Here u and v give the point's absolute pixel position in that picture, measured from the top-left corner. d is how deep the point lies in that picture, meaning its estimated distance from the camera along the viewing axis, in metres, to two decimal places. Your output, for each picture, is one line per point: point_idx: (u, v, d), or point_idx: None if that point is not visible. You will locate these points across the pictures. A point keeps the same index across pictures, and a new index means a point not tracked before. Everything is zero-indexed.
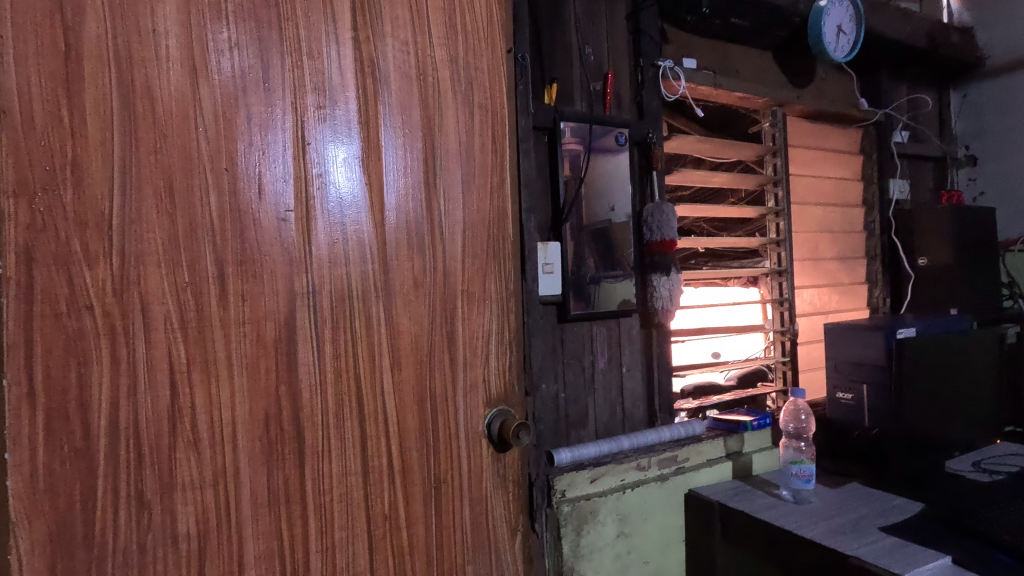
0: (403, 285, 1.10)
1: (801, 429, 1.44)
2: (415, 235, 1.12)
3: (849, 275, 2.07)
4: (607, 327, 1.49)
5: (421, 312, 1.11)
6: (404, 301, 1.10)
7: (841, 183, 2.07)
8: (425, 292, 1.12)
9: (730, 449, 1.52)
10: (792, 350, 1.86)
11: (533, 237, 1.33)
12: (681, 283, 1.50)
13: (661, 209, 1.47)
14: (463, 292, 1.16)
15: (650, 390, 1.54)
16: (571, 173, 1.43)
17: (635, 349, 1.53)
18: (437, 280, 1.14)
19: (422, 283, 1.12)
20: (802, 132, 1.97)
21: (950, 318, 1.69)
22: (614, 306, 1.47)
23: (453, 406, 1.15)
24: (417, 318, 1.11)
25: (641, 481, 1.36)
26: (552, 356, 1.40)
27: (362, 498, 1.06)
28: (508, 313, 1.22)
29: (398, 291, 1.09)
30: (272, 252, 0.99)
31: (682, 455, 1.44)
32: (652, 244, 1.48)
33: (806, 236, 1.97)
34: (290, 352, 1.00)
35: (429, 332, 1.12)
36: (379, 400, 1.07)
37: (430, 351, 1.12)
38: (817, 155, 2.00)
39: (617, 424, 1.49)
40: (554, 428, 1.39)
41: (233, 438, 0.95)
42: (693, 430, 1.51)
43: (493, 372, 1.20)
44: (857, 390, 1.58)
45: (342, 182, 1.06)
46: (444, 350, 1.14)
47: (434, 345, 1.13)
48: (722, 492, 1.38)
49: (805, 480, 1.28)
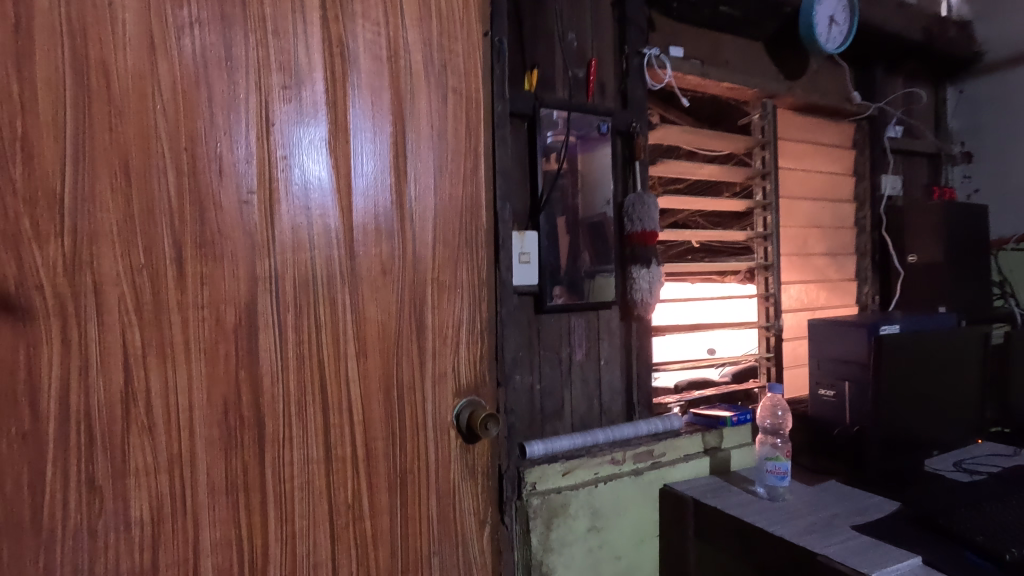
0: (370, 271, 1.08)
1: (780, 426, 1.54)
2: (385, 222, 1.10)
3: (838, 271, 2.04)
4: (586, 319, 1.47)
5: (388, 300, 1.09)
6: (370, 288, 1.08)
7: (832, 178, 2.04)
8: (393, 279, 1.10)
9: (708, 445, 1.50)
10: (778, 347, 1.82)
11: (509, 226, 1.31)
12: (662, 276, 1.48)
13: (644, 200, 1.44)
14: (434, 280, 1.14)
15: (629, 383, 1.52)
16: (551, 161, 1.40)
17: (614, 342, 1.51)
18: (407, 268, 1.11)
19: (391, 270, 1.10)
20: (793, 125, 1.94)
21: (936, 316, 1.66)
22: (592, 297, 1.45)
23: (422, 396, 1.13)
24: (385, 306, 1.09)
25: (615, 475, 1.34)
26: (527, 347, 1.38)
27: (326, 487, 1.04)
28: (481, 303, 1.20)
29: (365, 278, 1.07)
30: (233, 235, 0.97)
31: (658, 449, 1.42)
32: (633, 236, 1.45)
33: (796, 231, 1.94)
34: (251, 338, 0.98)
35: (397, 320, 1.10)
36: (344, 389, 1.05)
37: (398, 340, 1.10)
38: (808, 149, 1.97)
39: (594, 417, 1.47)
40: (528, 420, 1.37)
41: (190, 425, 0.93)
42: (672, 425, 1.49)
43: (464, 361, 1.18)
44: (839, 386, 1.54)
45: (312, 163, 1.04)
46: (413, 339, 1.12)
47: (402, 333, 1.11)
48: (697, 487, 1.36)
49: (779, 477, 1.25)
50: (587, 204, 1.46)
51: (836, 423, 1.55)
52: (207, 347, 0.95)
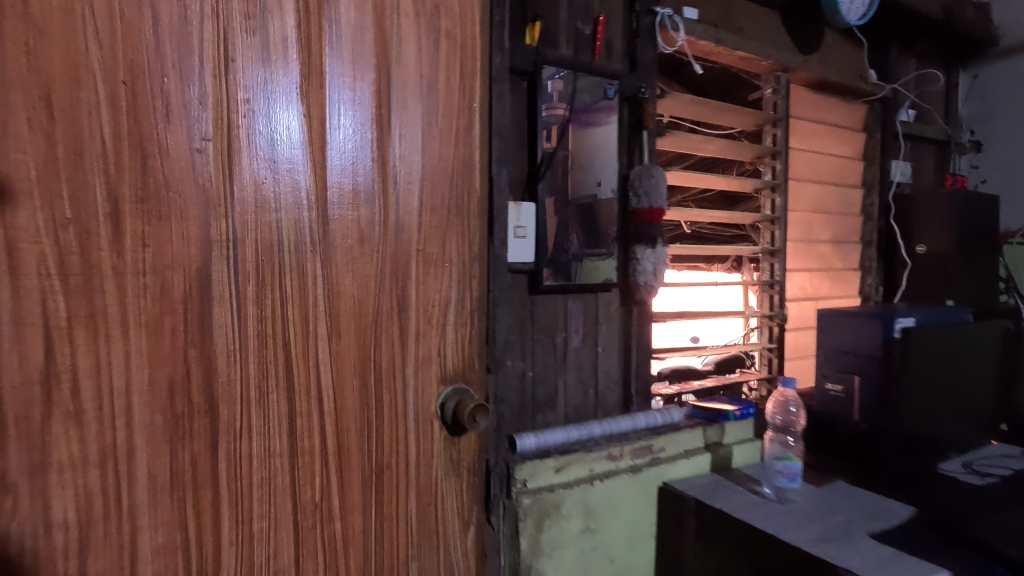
0: (346, 238, 0.93)
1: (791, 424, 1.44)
2: (364, 183, 0.95)
3: (843, 260, 1.95)
4: (583, 302, 1.34)
5: (366, 271, 0.95)
6: (347, 258, 0.93)
7: (842, 161, 1.94)
8: (373, 249, 0.96)
9: (710, 440, 1.40)
10: (780, 337, 1.73)
11: (505, 195, 1.17)
12: (667, 257, 1.36)
13: (651, 172, 1.32)
14: (419, 252, 1.00)
15: (627, 373, 1.40)
16: (551, 127, 1.26)
17: (613, 328, 1.39)
18: (388, 236, 0.97)
19: (370, 238, 0.96)
20: (805, 102, 1.82)
21: (950, 309, 1.56)
22: (591, 279, 1.32)
23: (402, 381, 1.00)
24: (363, 278, 0.95)
25: (612, 472, 1.23)
26: (519, 331, 1.25)
27: (290, 483, 0.91)
28: (470, 279, 1.07)
29: (339, 245, 0.93)
30: (183, 188, 0.81)
31: (657, 445, 1.31)
32: (639, 213, 1.33)
33: (803, 215, 1.84)
34: (204, 311, 0.83)
35: (375, 296, 0.97)
36: (313, 372, 0.92)
37: (376, 318, 0.97)
38: (819, 129, 1.86)
39: (588, 409, 1.35)
40: (518, 410, 1.25)
41: (126, 412, 0.78)
42: (672, 418, 1.38)
43: (450, 344, 1.05)
44: (848, 381, 1.45)
45: (283, 120, 0.89)
46: (394, 317, 0.98)
47: (382, 310, 0.97)
48: (699, 486, 1.26)
49: (790, 479, 1.17)
50: (590, 174, 1.31)
51: (843, 420, 1.46)
52: (148, 320, 0.79)
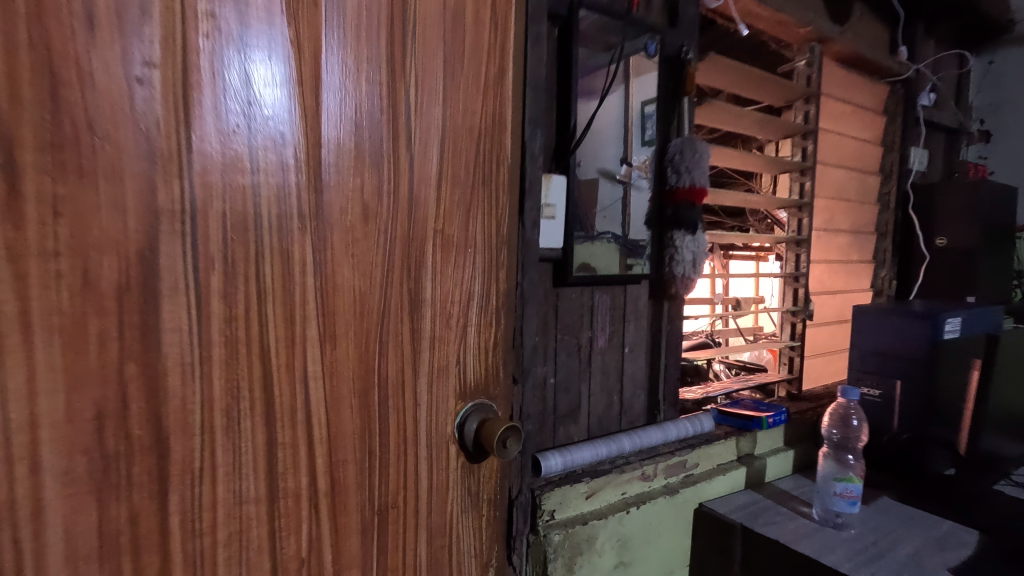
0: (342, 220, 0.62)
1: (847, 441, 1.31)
2: (367, 151, 0.65)
3: (859, 252, 1.84)
4: (611, 296, 1.15)
5: (369, 262, 0.65)
6: (344, 250, 0.63)
7: (863, 146, 1.81)
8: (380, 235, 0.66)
9: (741, 452, 1.26)
10: (803, 334, 1.61)
11: (537, 163, 0.95)
12: (707, 245, 1.18)
13: (695, 146, 1.13)
14: (437, 232, 0.72)
15: (653, 375, 1.23)
16: (587, 96, 1.06)
17: (640, 325, 1.21)
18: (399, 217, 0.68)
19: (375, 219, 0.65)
20: (833, 80, 1.68)
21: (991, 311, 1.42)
22: (621, 269, 1.13)
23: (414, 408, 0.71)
24: (364, 269, 0.65)
25: (647, 495, 1.06)
26: (542, 330, 1.05)
27: (264, 558, 0.60)
28: (500, 269, 0.82)
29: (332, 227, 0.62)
30: (108, 128, 0.47)
31: (691, 460, 1.15)
32: (677, 192, 1.14)
33: (826, 203, 1.70)
34: (151, 313, 0.50)
35: (383, 299, 0.67)
36: (296, 414, 0.62)
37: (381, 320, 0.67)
38: (845, 110, 1.73)
39: (612, 419, 1.17)
40: (539, 424, 1.05)
41: (9, 514, 0.45)
42: (703, 427, 1.22)
43: (470, 353, 0.78)
44: (887, 385, 1.33)
45: (258, 63, 0.55)
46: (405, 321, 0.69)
47: (390, 314, 0.68)
48: (741, 508, 1.11)
49: (850, 502, 1.02)
50: (590, 157, 1.07)
51: (877, 425, 1.34)
52: (52, 345, 0.46)
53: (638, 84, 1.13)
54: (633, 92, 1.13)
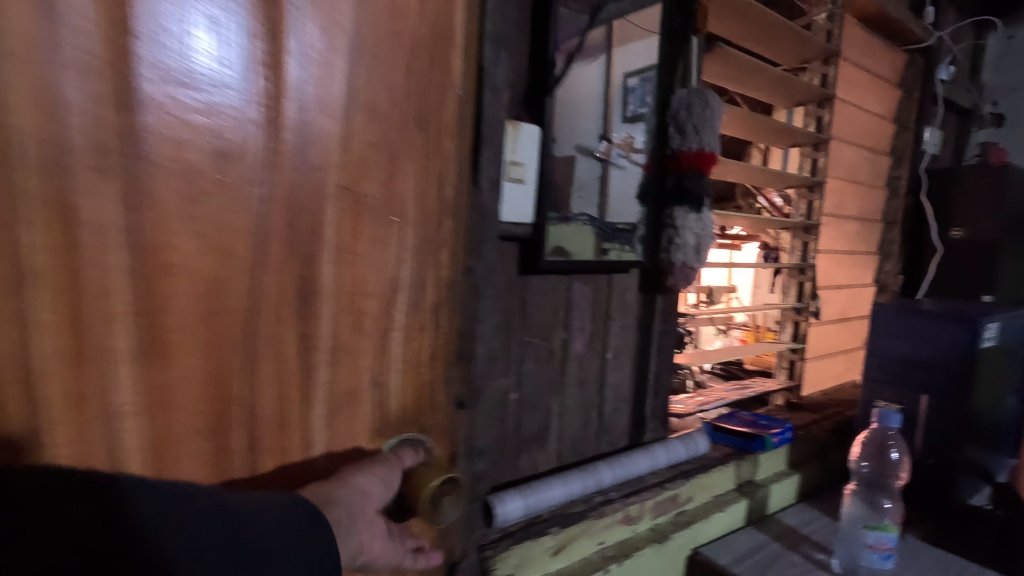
0: (184, 168, 0.43)
1: (887, 469, 1.03)
2: (245, 123, 0.46)
3: (866, 242, 1.64)
4: (593, 288, 0.90)
5: (231, 227, 0.46)
6: (188, 212, 0.43)
7: (878, 122, 1.60)
8: (249, 188, 0.47)
9: (741, 479, 1.04)
10: (806, 335, 1.40)
11: (502, 102, 0.68)
12: (714, 228, 0.94)
13: (704, 98, 0.88)
14: (343, 190, 0.52)
15: (640, 387, 0.99)
16: (572, 50, 0.78)
17: (627, 325, 0.96)
18: (282, 168, 0.48)
19: (241, 168, 0.46)
20: (853, 41, 1.45)
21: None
22: (607, 256, 0.88)
23: (309, 412, 0.54)
24: (223, 237, 0.45)
25: (630, 544, 0.83)
26: (504, 332, 0.79)
27: None
28: (432, 242, 0.62)
29: (166, 172, 0.42)
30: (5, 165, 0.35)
31: (684, 494, 0.93)
32: (682, 157, 0.89)
33: (837, 184, 1.48)
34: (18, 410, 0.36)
35: (254, 280, 0.48)
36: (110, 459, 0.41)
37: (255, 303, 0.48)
38: (862, 77, 1.50)
39: (589, 442, 0.93)
40: (497, 455, 0.80)
41: None
42: (697, 449, 1.00)
43: (396, 358, 0.61)
44: (909, 400, 1.12)
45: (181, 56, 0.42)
46: (296, 303, 0.51)
47: (271, 296, 0.49)
48: (745, 556, 0.89)
49: (884, 557, 0.81)
50: (567, 128, 0.80)
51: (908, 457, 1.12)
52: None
53: (624, 46, 0.86)
54: (616, 63, 0.85)
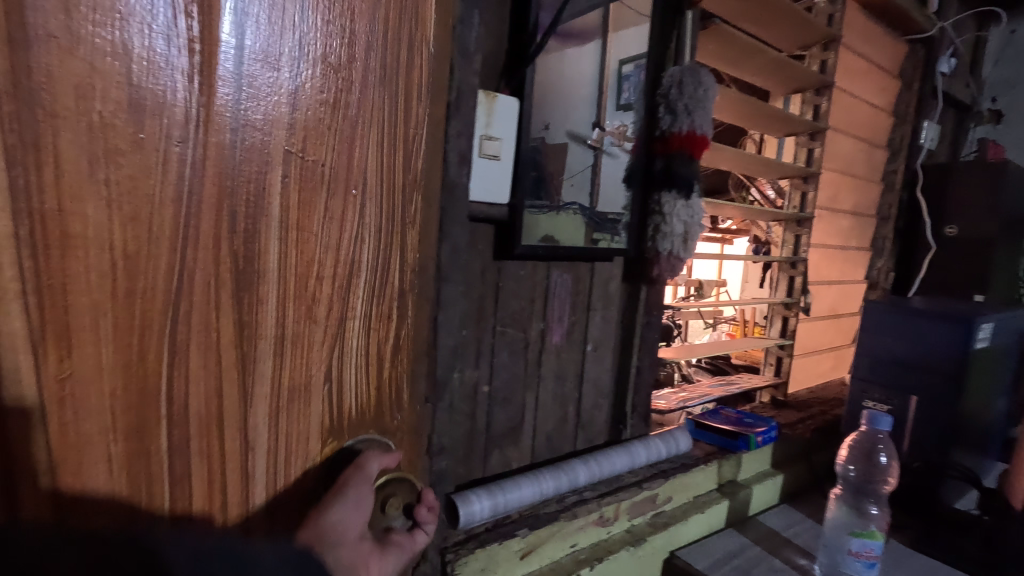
0: (89, 115, 0.29)
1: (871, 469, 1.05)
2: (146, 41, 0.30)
3: (859, 238, 1.60)
4: (574, 276, 0.85)
5: (152, 197, 0.31)
6: (97, 175, 0.29)
7: (876, 113, 1.55)
8: (170, 147, 0.31)
9: (723, 478, 1.00)
10: (794, 331, 1.36)
11: (472, 70, 0.63)
12: (704, 215, 0.89)
13: (697, 76, 0.83)
14: (294, 155, 0.36)
15: (621, 381, 0.95)
16: (567, 33, 0.72)
17: (609, 316, 0.92)
18: (220, 114, 0.33)
19: (167, 112, 0.31)
20: (854, 28, 1.39)
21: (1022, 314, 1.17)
22: (592, 243, 0.83)
23: (251, 457, 0.38)
24: (147, 207, 0.31)
25: (605, 546, 0.79)
26: (475, 320, 0.74)
27: None
28: (399, 222, 0.43)
29: (57, 122, 0.28)
30: None
31: (663, 494, 0.89)
32: (672, 139, 0.84)
33: (832, 176, 1.44)
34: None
35: (181, 277, 0.33)
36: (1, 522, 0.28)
37: (182, 307, 0.33)
38: (861, 66, 1.45)
39: (565, 437, 0.89)
40: (464, 449, 0.76)
41: None
42: (677, 447, 0.97)
43: (358, 360, 0.43)
44: (898, 400, 1.09)
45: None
46: (236, 304, 0.35)
47: (204, 296, 0.34)
48: (724, 560, 0.85)
49: (868, 565, 0.77)
50: (559, 114, 0.75)
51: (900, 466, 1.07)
52: None
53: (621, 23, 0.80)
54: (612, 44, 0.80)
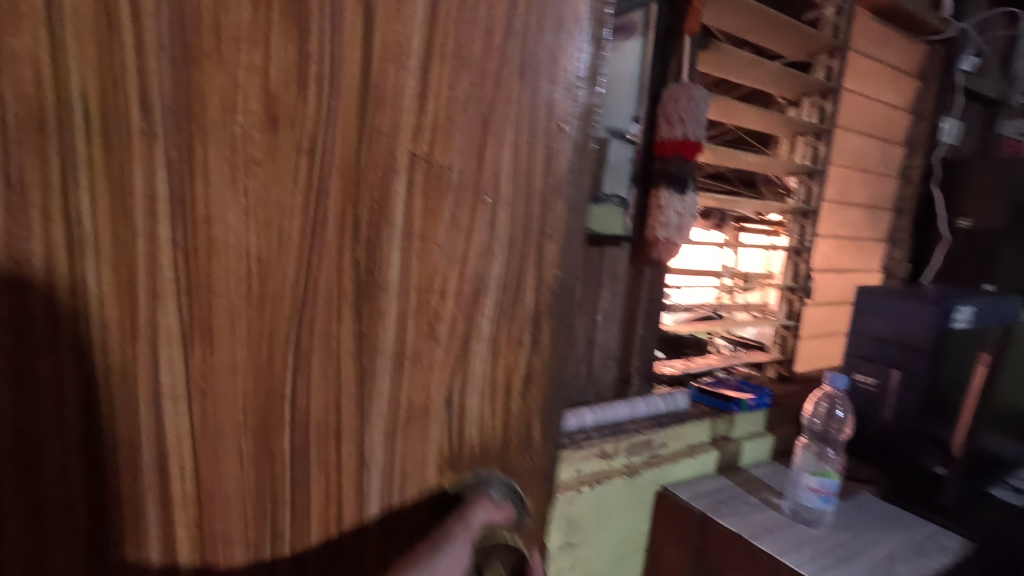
0: (231, 131, 0.30)
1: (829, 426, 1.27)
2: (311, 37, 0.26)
3: (872, 229, 1.70)
4: (586, 258, 1.04)
5: (282, 205, 0.32)
6: (239, 184, 0.31)
7: (891, 112, 1.65)
8: (302, 159, 0.32)
9: (716, 434, 1.18)
10: (799, 314, 1.50)
11: None
12: (697, 207, 1.06)
13: (691, 92, 1.00)
14: (417, 165, 0.36)
15: (627, 347, 1.13)
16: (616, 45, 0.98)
17: (617, 292, 1.10)
18: (350, 129, 0.33)
19: (298, 121, 0.32)
20: (865, 33, 1.50)
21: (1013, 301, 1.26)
22: (602, 229, 1.02)
23: (365, 474, 0.38)
24: (278, 215, 0.32)
25: (605, 474, 0.98)
26: None
27: None
28: (534, 232, 0.42)
29: (207, 136, 0.30)
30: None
31: (659, 440, 1.07)
32: (668, 146, 1.02)
33: (842, 172, 1.56)
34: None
35: (309, 278, 0.34)
36: (157, 509, 0.31)
37: (305, 317, 0.34)
38: (874, 69, 1.55)
39: (578, 390, 1.08)
40: None
41: None
42: (676, 405, 1.15)
43: (477, 380, 0.42)
44: (883, 374, 1.21)
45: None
46: (356, 318, 0.36)
47: (326, 302, 0.35)
48: (706, 495, 1.03)
49: (823, 498, 0.94)
50: (614, 112, 1.00)
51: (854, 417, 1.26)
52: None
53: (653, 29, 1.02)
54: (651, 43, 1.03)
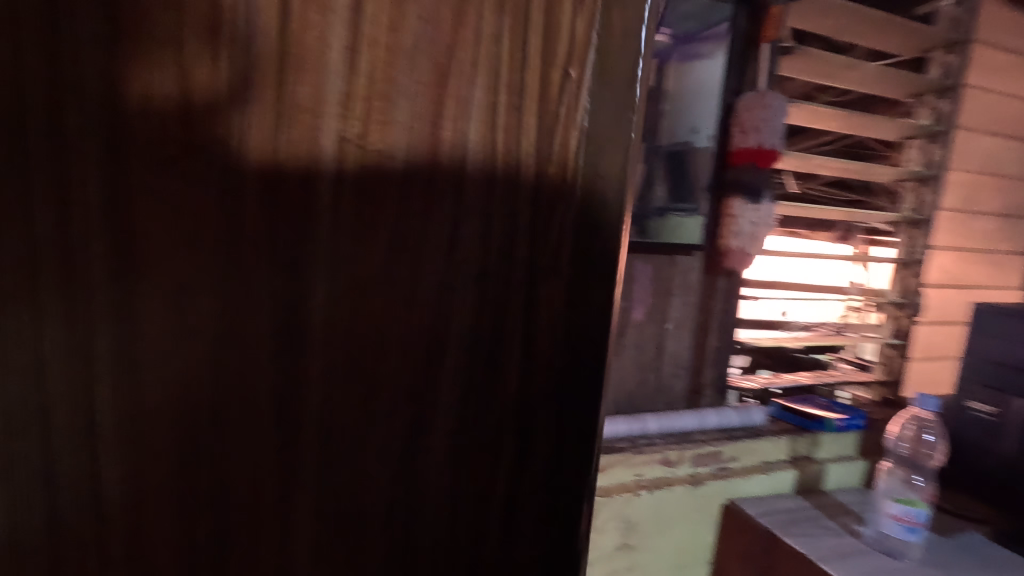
0: (189, 147, 0.44)
1: (919, 453, 1.15)
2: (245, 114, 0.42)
3: (1006, 240, 1.52)
4: (654, 266, 1.05)
5: (224, 203, 0.45)
6: (184, 186, 0.44)
7: None
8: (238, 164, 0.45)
9: (796, 453, 1.12)
10: (908, 331, 1.37)
11: None
12: (773, 215, 1.04)
13: (766, 101, 0.98)
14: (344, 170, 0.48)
15: (699, 357, 1.12)
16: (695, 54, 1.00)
17: (689, 301, 1.09)
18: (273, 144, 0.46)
19: (215, 134, 0.44)
20: (996, 25, 1.35)
21: None
22: (672, 237, 1.03)
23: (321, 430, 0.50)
24: (217, 209, 0.45)
25: (667, 481, 0.99)
26: None
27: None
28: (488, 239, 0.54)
29: (155, 146, 0.43)
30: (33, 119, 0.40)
31: (728, 453, 1.05)
32: (743, 154, 1.00)
33: (966, 177, 1.41)
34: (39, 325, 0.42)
35: (263, 264, 0.47)
36: (138, 414, 0.45)
37: (260, 288, 0.47)
38: (1007, 63, 1.39)
39: (645, 397, 1.09)
40: None
41: None
42: (751, 420, 1.11)
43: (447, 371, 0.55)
44: (1005, 403, 1.04)
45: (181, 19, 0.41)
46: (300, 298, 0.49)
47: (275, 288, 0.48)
48: (777, 514, 0.99)
49: (908, 529, 0.88)
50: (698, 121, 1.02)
51: (948, 440, 1.14)
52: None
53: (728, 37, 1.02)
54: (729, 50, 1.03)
